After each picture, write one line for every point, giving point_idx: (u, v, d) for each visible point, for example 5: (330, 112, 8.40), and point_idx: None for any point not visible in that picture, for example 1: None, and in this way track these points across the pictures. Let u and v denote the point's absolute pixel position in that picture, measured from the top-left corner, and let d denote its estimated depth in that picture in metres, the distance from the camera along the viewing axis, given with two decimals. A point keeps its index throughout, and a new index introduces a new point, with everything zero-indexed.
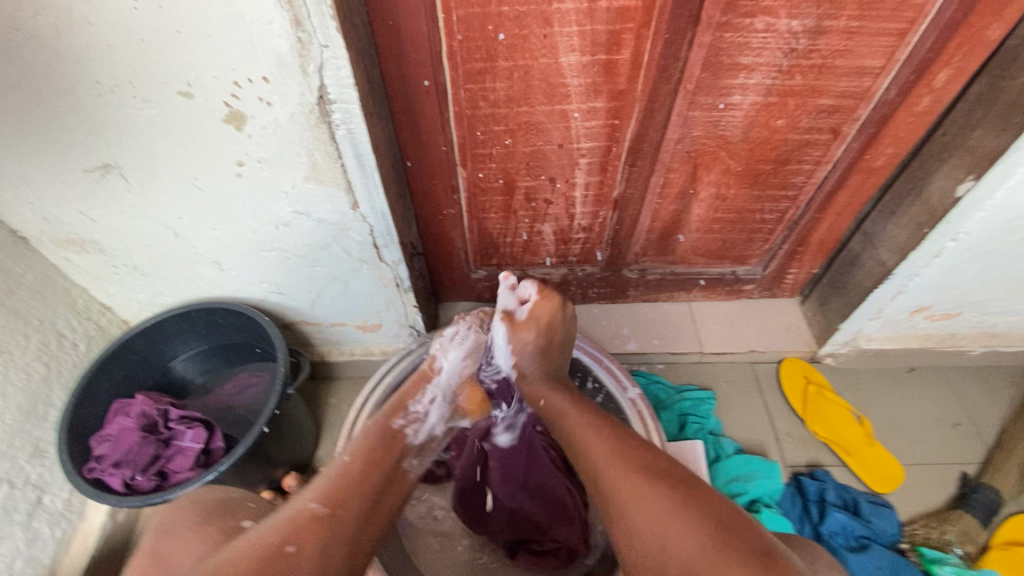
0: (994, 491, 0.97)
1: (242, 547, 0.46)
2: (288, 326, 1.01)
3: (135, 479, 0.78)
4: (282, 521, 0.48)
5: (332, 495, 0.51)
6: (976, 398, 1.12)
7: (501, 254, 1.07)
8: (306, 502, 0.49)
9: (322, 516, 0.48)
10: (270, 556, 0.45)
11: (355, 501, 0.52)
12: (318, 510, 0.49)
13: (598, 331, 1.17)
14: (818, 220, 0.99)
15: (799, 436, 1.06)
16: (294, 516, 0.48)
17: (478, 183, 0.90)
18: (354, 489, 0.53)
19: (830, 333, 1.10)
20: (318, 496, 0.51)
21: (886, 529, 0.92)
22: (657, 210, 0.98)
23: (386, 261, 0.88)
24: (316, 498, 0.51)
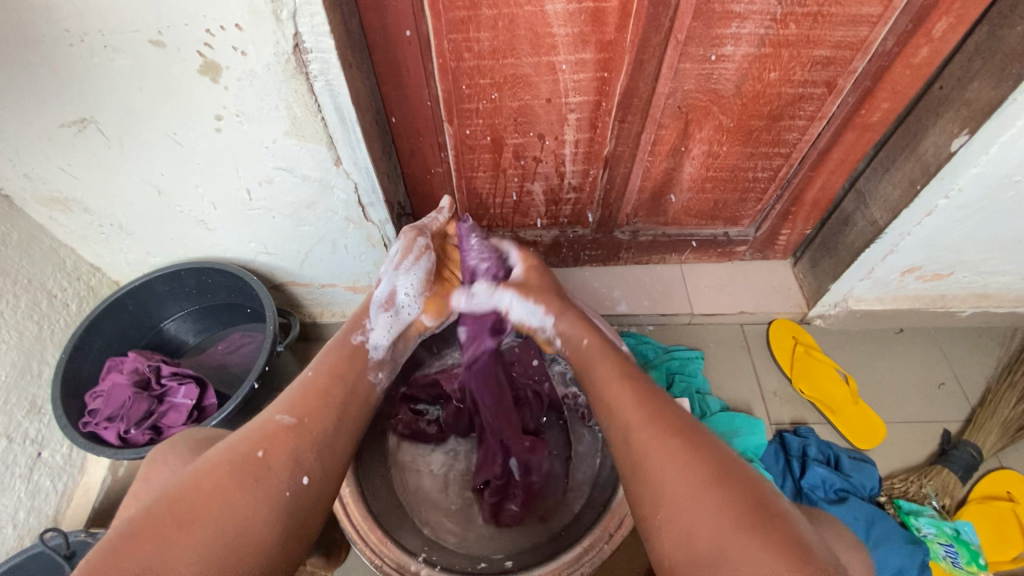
0: (975, 448, 0.99)
1: (206, 459, 0.52)
2: (278, 287, 1.01)
3: (130, 433, 0.81)
4: (251, 431, 0.55)
5: (299, 406, 0.58)
6: (962, 359, 1.13)
7: (491, 215, 1.07)
8: (274, 414, 0.56)
9: (289, 425, 0.56)
10: (246, 462, 0.51)
11: (319, 406, 0.60)
12: (285, 420, 0.56)
13: (589, 293, 1.17)
14: (811, 178, 0.98)
15: (785, 395, 1.08)
16: (264, 426, 0.55)
17: (465, 140, 0.89)
18: (324, 395, 0.61)
19: (820, 295, 1.11)
20: (285, 408, 0.58)
21: (865, 483, 0.94)
22: (648, 167, 0.97)
23: (372, 221, 0.87)
24: (283, 410, 0.58)
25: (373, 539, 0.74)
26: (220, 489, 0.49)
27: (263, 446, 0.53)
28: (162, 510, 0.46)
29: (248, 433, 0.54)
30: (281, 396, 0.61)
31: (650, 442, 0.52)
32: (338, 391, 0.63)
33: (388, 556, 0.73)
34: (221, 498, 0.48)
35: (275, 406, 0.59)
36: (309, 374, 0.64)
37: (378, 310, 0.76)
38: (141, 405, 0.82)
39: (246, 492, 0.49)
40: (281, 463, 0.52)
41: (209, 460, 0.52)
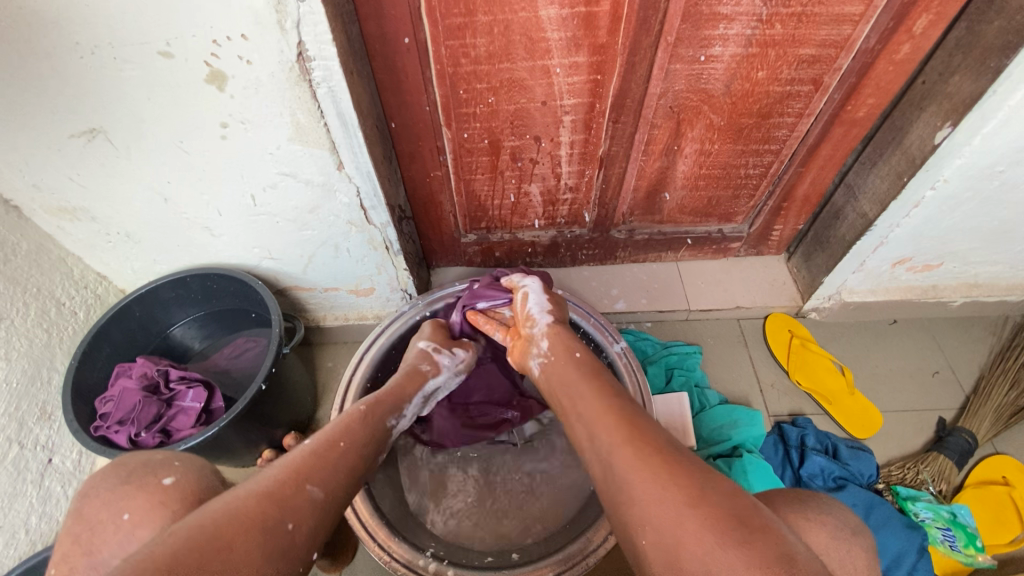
0: (970, 434, 1.00)
1: (230, 514, 0.48)
2: (282, 292, 1.03)
3: (140, 436, 0.81)
4: (280, 492, 0.51)
5: (325, 479, 0.56)
6: (955, 348, 1.15)
7: (490, 217, 1.09)
8: (308, 485, 0.53)
9: (319, 500, 0.54)
10: (270, 529, 0.48)
11: (345, 477, 0.58)
12: (315, 493, 0.54)
13: (588, 292, 1.20)
14: (801, 174, 1.01)
15: (783, 387, 1.10)
16: (295, 494, 0.52)
17: (463, 144, 0.91)
18: (349, 466, 0.59)
19: (814, 288, 1.13)
20: (317, 479, 0.55)
21: (863, 471, 0.95)
22: (642, 167, 0.99)
23: (374, 224, 0.89)
24: (314, 478, 0.55)
25: (381, 535, 0.75)
26: (248, 566, 0.45)
27: (293, 518, 0.50)
28: (183, 568, 0.42)
29: (276, 494, 0.51)
30: (303, 454, 0.57)
31: (636, 465, 0.52)
32: (359, 469, 0.61)
33: (397, 552, 0.74)
34: (243, 570, 0.45)
35: (302, 466, 0.55)
36: (339, 444, 0.61)
37: (419, 396, 0.80)
38: (151, 409, 0.83)
39: (269, 566, 0.47)
40: (302, 544, 0.50)
41: (227, 514, 0.48)
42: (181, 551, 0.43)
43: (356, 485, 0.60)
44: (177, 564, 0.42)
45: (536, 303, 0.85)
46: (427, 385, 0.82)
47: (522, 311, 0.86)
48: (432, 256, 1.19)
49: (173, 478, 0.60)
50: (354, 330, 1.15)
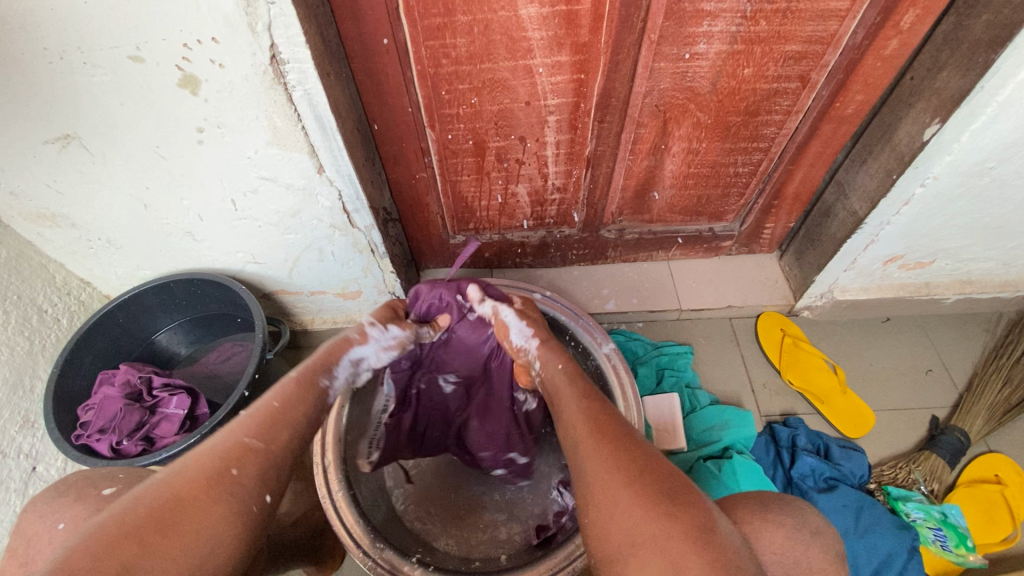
0: (962, 431, 0.99)
1: (151, 506, 0.48)
2: (269, 296, 1.03)
3: (122, 444, 0.80)
4: (216, 449, 0.54)
5: (266, 431, 0.57)
6: (948, 345, 1.14)
7: (477, 218, 1.08)
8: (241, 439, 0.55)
9: (258, 450, 0.55)
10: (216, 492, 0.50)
11: (289, 431, 0.59)
12: (253, 444, 0.55)
13: (579, 292, 1.19)
14: (791, 171, 1.00)
15: (774, 386, 1.09)
16: (232, 450, 0.54)
17: (447, 145, 0.90)
18: (288, 416, 0.60)
19: (806, 286, 1.12)
20: (250, 431, 0.56)
21: (855, 471, 0.94)
22: (630, 166, 0.98)
23: (358, 227, 0.88)
24: (249, 431, 0.56)
25: (365, 542, 0.74)
26: (198, 513, 0.49)
27: (233, 463, 0.53)
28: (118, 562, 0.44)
29: (218, 449, 0.54)
30: (245, 416, 0.59)
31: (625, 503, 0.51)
32: (305, 419, 0.62)
33: (380, 558, 0.73)
34: (190, 524, 0.48)
35: (239, 427, 0.57)
36: (274, 402, 0.61)
37: (349, 360, 0.73)
38: (133, 416, 0.82)
39: (220, 516, 0.50)
40: (251, 486, 0.53)
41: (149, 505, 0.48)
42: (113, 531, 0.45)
43: (303, 436, 0.61)
44: (129, 521, 0.46)
45: (518, 333, 0.80)
46: (357, 350, 0.74)
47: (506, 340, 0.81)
48: (421, 258, 1.18)
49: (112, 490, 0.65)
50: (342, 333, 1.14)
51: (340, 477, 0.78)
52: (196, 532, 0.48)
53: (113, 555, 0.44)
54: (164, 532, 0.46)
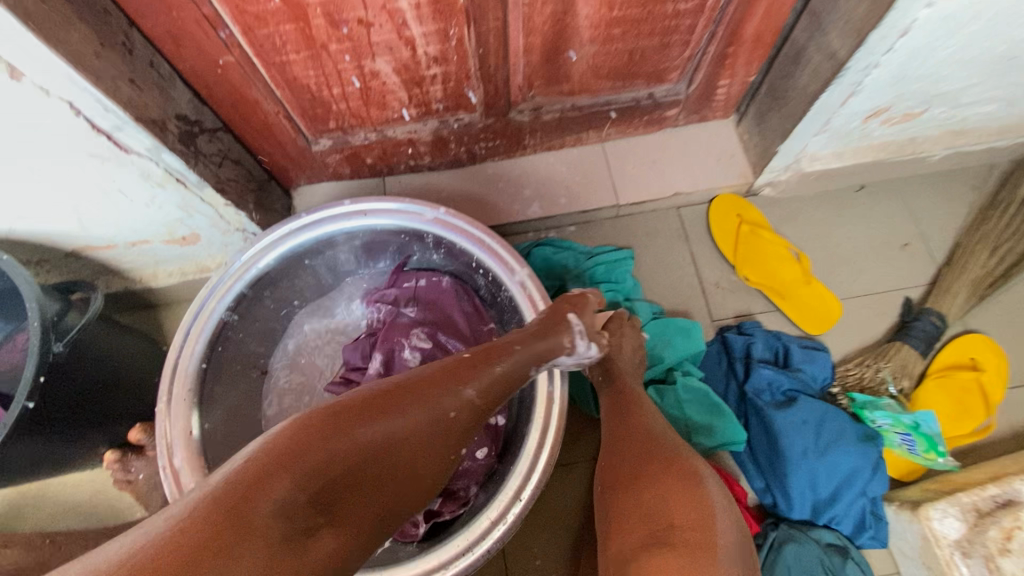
0: (939, 315, 0.87)
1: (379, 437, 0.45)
2: (71, 255, 0.77)
3: None
4: (433, 387, 0.51)
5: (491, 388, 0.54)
6: (930, 210, 0.97)
7: (337, 113, 0.80)
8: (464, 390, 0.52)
9: (475, 402, 0.52)
10: (426, 431, 0.48)
11: (501, 386, 0.56)
12: (474, 398, 0.52)
13: (494, 196, 0.96)
14: (750, 2, 0.72)
15: (728, 284, 0.92)
16: (455, 396, 0.51)
17: (242, 6, 0.60)
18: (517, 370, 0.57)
19: (768, 159, 0.90)
20: (476, 385, 0.53)
21: (817, 375, 0.82)
22: (528, 15, 0.69)
23: (135, 151, 0.61)
24: (473, 381, 0.53)
25: None
26: (418, 442, 0.47)
27: (467, 385, 0.52)
28: (336, 486, 0.42)
29: (428, 379, 0.51)
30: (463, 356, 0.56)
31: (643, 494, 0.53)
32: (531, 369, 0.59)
33: None
34: (389, 461, 0.45)
35: (455, 366, 0.54)
36: (517, 348, 0.58)
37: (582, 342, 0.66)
38: None
39: (414, 456, 0.47)
40: (449, 437, 0.50)
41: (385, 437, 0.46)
42: (334, 446, 0.42)
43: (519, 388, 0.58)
44: (347, 452, 0.43)
45: (500, 262, 0.74)
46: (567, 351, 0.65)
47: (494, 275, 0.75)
48: (285, 176, 0.91)
49: None
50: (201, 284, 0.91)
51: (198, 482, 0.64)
52: (393, 474, 0.46)
53: (320, 489, 0.41)
54: (364, 477, 0.44)
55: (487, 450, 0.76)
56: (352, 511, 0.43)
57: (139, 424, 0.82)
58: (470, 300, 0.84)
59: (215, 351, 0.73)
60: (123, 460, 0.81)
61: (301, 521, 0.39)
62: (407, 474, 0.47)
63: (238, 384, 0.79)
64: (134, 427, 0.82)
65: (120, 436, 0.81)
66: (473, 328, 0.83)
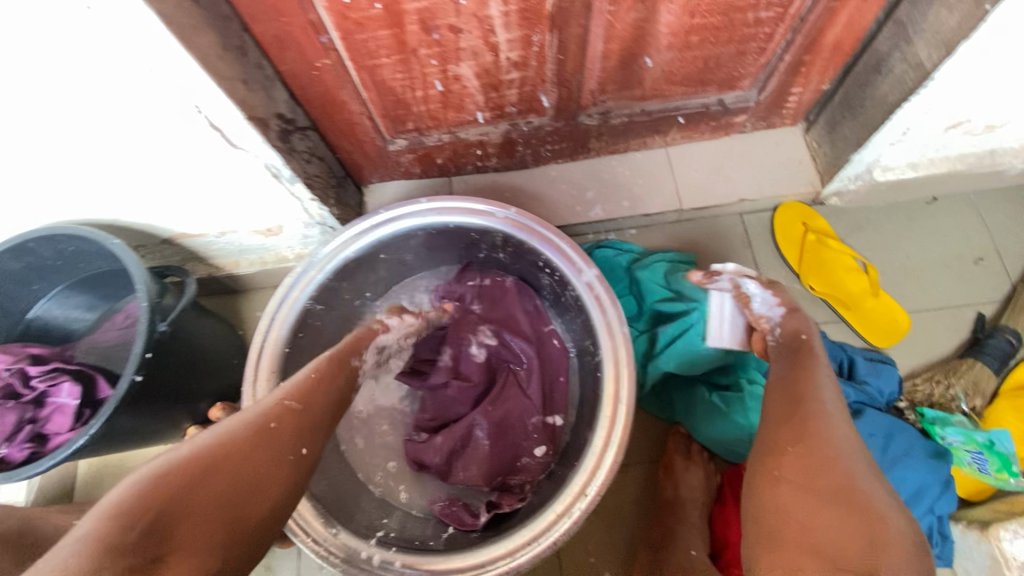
0: (1014, 333, 0.85)
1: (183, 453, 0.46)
2: (167, 242, 0.83)
3: (3, 453, 0.65)
4: (255, 411, 0.53)
5: (298, 392, 0.57)
6: (1007, 225, 0.94)
7: (416, 115, 0.83)
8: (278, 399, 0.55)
9: (292, 409, 0.55)
10: (259, 440, 0.50)
11: (319, 402, 0.58)
12: (289, 405, 0.55)
13: (556, 197, 0.98)
14: (833, 12, 0.72)
15: (791, 293, 0.92)
16: (269, 408, 0.54)
17: (346, 13, 0.63)
18: (323, 393, 0.59)
19: (839, 166, 0.89)
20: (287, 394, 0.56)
21: (883, 389, 0.81)
22: (610, 23, 0.71)
23: (241, 146, 0.65)
24: (287, 395, 0.56)
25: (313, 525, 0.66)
26: (244, 451, 0.48)
27: (283, 399, 0.55)
28: (183, 483, 0.43)
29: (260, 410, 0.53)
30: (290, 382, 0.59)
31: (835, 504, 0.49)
32: (336, 394, 0.61)
33: (334, 546, 0.65)
34: (241, 460, 0.47)
35: (280, 390, 0.57)
36: (313, 373, 0.61)
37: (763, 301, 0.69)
38: (9, 417, 0.67)
39: (258, 459, 0.49)
40: (288, 440, 0.52)
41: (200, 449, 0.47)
42: (177, 461, 0.45)
43: (334, 409, 0.60)
44: (176, 464, 0.45)
45: (570, 262, 0.76)
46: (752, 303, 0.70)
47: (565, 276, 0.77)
48: (360, 173, 0.96)
49: None
50: (278, 273, 0.96)
51: None
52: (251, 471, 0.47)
53: (168, 484, 0.43)
54: (215, 476, 0.45)
55: (545, 448, 0.79)
56: (214, 506, 0.44)
57: (219, 402, 0.88)
58: (531, 303, 0.87)
59: (295, 336, 0.78)
60: None
61: (152, 513, 0.40)
62: (272, 474, 0.49)
63: None
64: (215, 406, 0.88)
65: (201, 413, 0.87)
66: (536, 331, 0.85)
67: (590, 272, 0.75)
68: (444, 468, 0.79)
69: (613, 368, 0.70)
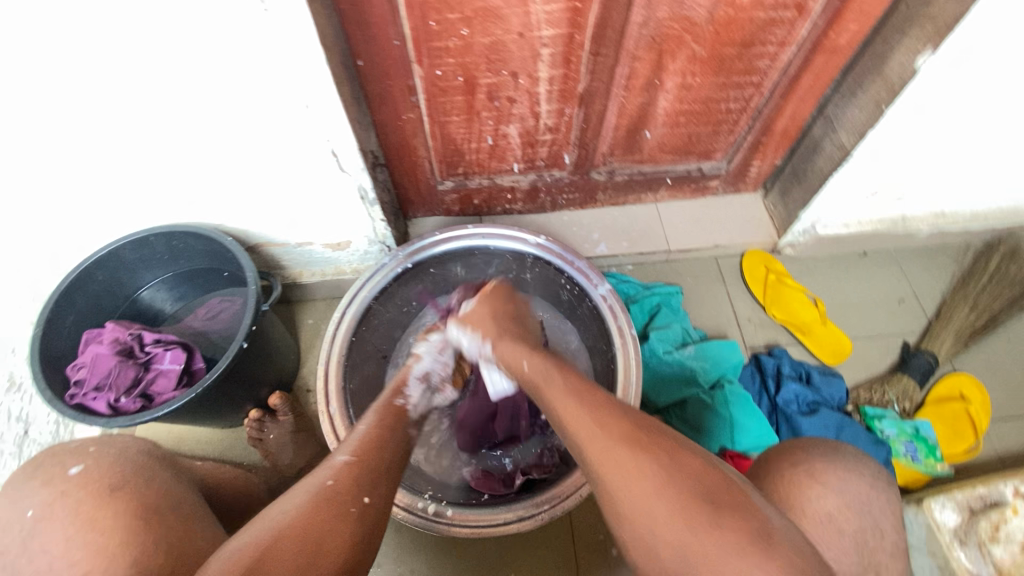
0: (932, 355, 1.06)
1: (260, 526, 0.54)
2: (253, 249, 0.99)
3: (119, 402, 0.78)
4: (317, 474, 0.61)
5: (357, 449, 0.65)
6: (920, 275, 1.20)
7: (466, 162, 1.06)
8: (336, 456, 0.63)
9: (350, 461, 0.63)
10: (328, 502, 0.57)
11: (382, 453, 0.66)
12: (346, 459, 0.63)
13: (569, 236, 1.20)
14: (781, 107, 1.00)
15: (759, 320, 1.14)
16: (330, 466, 0.62)
17: (436, 82, 0.87)
18: (381, 444, 0.67)
19: (790, 223, 1.15)
20: (345, 451, 0.64)
21: (834, 395, 1.00)
22: (623, 103, 0.96)
23: (347, 171, 0.84)
24: (345, 451, 0.65)
25: None
26: (309, 518, 0.55)
27: (338, 456, 0.64)
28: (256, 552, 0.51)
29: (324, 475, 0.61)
30: (348, 440, 0.68)
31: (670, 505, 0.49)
32: (396, 436, 0.70)
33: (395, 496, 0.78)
34: (313, 525, 0.54)
35: (341, 448, 0.66)
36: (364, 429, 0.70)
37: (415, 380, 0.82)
38: (128, 372, 0.80)
39: (329, 518, 0.56)
40: (346, 491, 0.59)
41: (269, 524, 0.54)
42: (253, 534, 0.53)
43: (396, 455, 0.68)
44: (249, 542, 0.52)
45: (589, 279, 0.95)
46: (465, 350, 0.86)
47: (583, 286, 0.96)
48: (409, 208, 1.16)
49: (78, 467, 0.64)
50: (332, 286, 1.12)
51: (346, 424, 0.85)
52: (324, 531, 0.54)
53: (244, 557, 0.50)
54: (280, 546, 0.52)
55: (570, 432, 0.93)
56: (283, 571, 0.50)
57: (276, 391, 1.00)
58: None
59: (359, 329, 0.94)
60: (260, 421, 0.97)
61: None
62: (347, 530, 0.56)
63: (368, 362, 0.97)
64: (273, 393, 1.00)
65: (261, 399, 0.99)
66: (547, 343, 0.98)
67: (604, 287, 0.94)
68: (511, 438, 0.95)
69: (625, 354, 0.88)
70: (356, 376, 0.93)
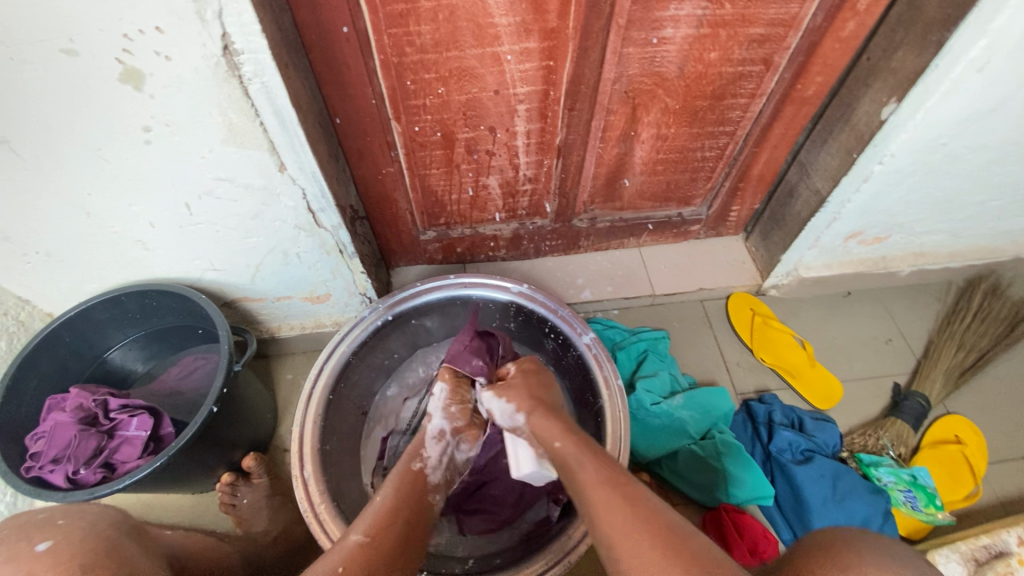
0: (923, 397, 1.04)
1: None
2: (230, 304, 0.97)
3: (79, 473, 0.74)
4: (329, 554, 0.58)
5: (376, 527, 0.62)
6: (905, 314, 1.20)
7: (448, 212, 1.06)
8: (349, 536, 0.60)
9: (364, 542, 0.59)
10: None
11: (400, 528, 0.63)
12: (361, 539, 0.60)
13: (554, 282, 1.19)
14: (755, 154, 1.02)
15: (747, 364, 1.12)
16: (342, 546, 0.59)
17: (415, 137, 0.87)
18: (401, 519, 0.65)
19: (773, 266, 1.15)
20: (360, 529, 0.61)
21: (828, 441, 0.98)
22: (600, 154, 0.97)
23: (325, 227, 0.84)
24: (360, 530, 0.61)
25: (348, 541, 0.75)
26: None
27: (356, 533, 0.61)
28: None
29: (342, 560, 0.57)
30: (367, 513, 0.65)
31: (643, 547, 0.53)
32: (412, 505, 0.68)
33: None
34: None
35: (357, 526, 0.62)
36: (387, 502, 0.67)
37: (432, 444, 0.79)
38: (89, 443, 0.76)
39: None
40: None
41: None
42: None
43: (415, 536, 0.65)
44: None
45: (573, 328, 0.93)
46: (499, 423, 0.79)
47: (566, 333, 0.94)
48: (392, 258, 1.15)
49: (47, 543, 0.61)
50: (312, 338, 1.10)
51: (321, 492, 0.80)
52: None
53: None
54: None
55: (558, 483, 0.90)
56: None
57: (251, 452, 0.96)
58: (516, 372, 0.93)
59: (337, 386, 0.91)
60: (233, 485, 0.92)
61: None
62: None
63: (346, 420, 0.94)
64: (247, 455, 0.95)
65: (235, 462, 0.94)
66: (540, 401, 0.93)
67: (588, 337, 0.92)
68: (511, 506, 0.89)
69: (610, 406, 0.86)
70: (333, 435, 0.89)
